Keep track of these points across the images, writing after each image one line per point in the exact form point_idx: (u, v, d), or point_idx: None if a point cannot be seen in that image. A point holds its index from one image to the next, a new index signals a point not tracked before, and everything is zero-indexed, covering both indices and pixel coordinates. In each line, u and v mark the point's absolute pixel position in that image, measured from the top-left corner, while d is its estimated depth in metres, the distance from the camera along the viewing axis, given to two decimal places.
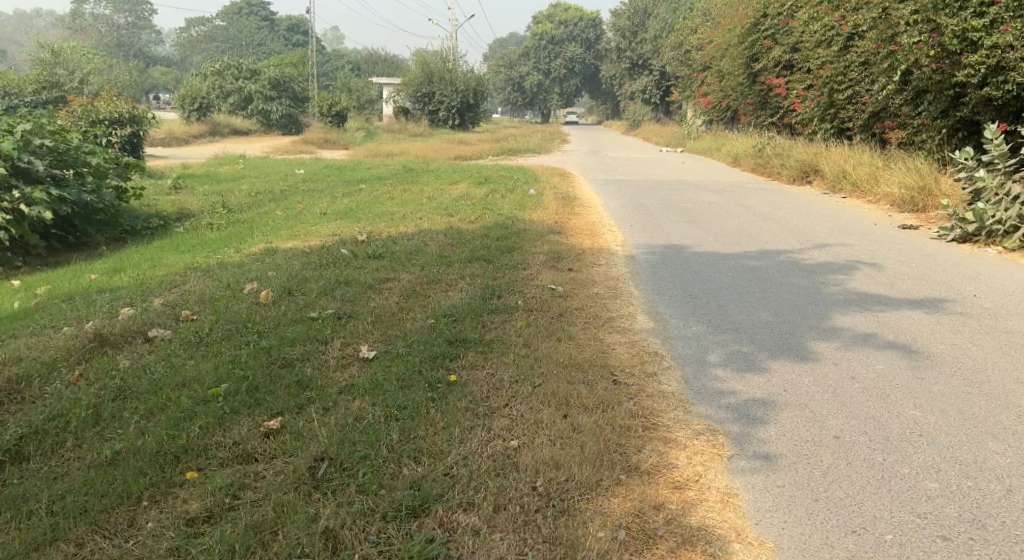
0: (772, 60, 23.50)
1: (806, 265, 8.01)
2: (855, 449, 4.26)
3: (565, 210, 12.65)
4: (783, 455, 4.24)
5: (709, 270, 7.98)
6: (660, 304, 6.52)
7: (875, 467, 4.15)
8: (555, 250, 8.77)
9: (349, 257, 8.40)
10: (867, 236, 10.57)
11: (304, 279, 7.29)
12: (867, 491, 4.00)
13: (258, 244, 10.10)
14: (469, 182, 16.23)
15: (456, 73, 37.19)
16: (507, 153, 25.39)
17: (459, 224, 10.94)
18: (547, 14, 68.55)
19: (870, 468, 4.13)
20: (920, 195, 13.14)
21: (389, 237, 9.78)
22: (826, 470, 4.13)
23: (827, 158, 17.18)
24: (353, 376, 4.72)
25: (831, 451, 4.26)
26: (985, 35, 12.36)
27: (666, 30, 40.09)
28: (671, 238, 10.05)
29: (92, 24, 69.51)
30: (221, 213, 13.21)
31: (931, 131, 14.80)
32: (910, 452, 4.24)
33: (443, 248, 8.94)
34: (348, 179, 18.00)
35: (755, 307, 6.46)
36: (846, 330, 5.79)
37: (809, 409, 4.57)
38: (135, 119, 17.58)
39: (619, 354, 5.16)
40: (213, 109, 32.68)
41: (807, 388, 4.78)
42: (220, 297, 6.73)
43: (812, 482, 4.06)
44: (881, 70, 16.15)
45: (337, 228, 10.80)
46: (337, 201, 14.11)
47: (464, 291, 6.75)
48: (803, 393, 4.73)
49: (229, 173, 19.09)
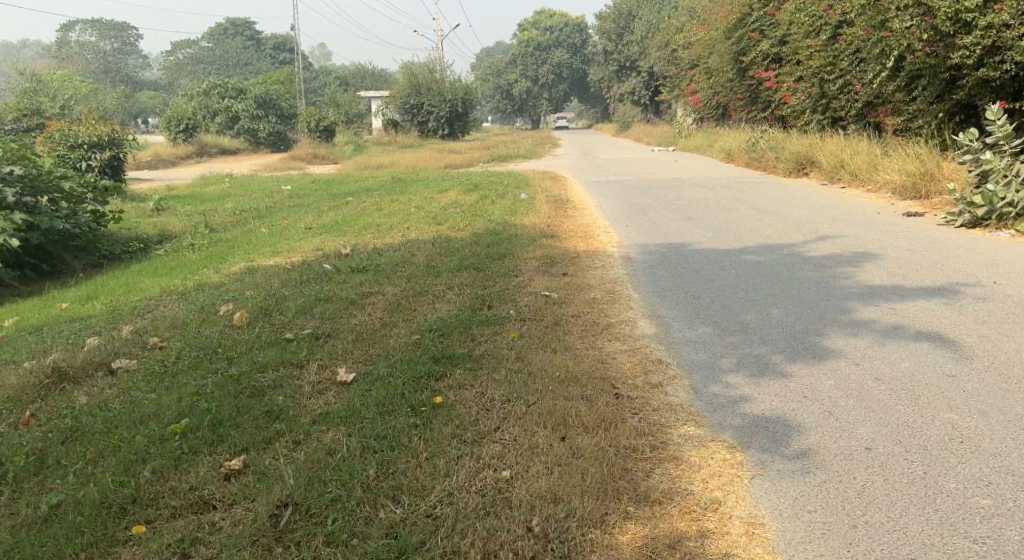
0: (760, 54, 23.17)
1: (812, 259, 7.59)
2: (891, 462, 3.85)
3: (558, 212, 12.26)
4: (813, 474, 3.82)
5: (711, 267, 7.58)
6: (663, 305, 6.12)
7: (917, 483, 3.73)
8: (548, 255, 8.36)
9: (332, 271, 8.00)
10: (871, 225, 10.18)
11: (283, 297, 6.89)
12: (911, 513, 3.58)
13: (239, 263, 9.68)
14: (458, 190, 15.85)
15: (443, 83, 36.84)
16: (497, 160, 25.00)
17: (447, 232, 10.55)
18: (533, 20, 68.24)
19: (911, 485, 3.72)
20: (922, 180, 12.73)
21: (375, 249, 9.37)
22: (862, 490, 3.72)
23: (823, 149, 16.80)
24: (328, 403, 4.30)
25: (864, 466, 3.84)
26: (979, 15, 11.98)
27: (652, 31, 39.74)
28: (669, 236, 9.65)
29: (78, 51, 69.20)
30: (203, 233, 12.80)
31: (928, 115, 14.45)
32: (954, 463, 3.83)
33: (431, 258, 8.55)
34: (335, 192, 17.61)
35: (762, 304, 6.05)
36: (863, 327, 5.36)
37: (834, 417, 4.16)
38: (115, 142, 17.15)
39: (621, 364, 4.75)
40: (199, 130, 31.84)
41: (828, 393, 4.36)
42: (192, 321, 6.33)
43: (847, 505, 3.65)
44: (872, 57, 15.79)
45: (322, 243, 10.38)
46: (322, 216, 13.71)
47: (452, 302, 6.33)
48: (825, 399, 4.31)
49: (215, 193, 18.68)
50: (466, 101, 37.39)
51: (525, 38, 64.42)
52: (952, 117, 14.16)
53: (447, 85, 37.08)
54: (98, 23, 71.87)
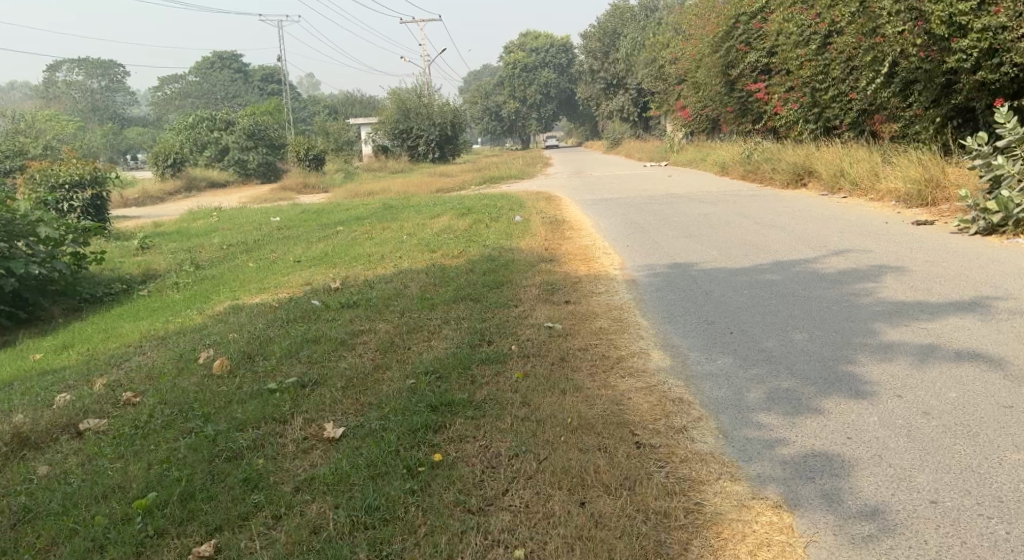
0: (749, 66, 22.93)
1: (826, 276, 7.17)
2: (963, 521, 3.42)
3: (555, 234, 11.86)
4: (876, 537, 3.39)
5: (722, 289, 7.16)
6: (677, 333, 5.70)
7: (998, 545, 3.30)
8: (548, 281, 7.93)
9: (321, 308, 7.55)
10: (881, 236, 9.78)
11: (269, 340, 6.45)
12: None
13: (224, 303, 9.23)
14: (451, 214, 15.44)
15: (432, 107, 36.57)
16: (490, 181, 24.63)
17: (441, 260, 10.12)
18: (518, 42, 68.22)
19: (992, 549, 3.29)
20: (927, 187, 12.36)
21: (367, 281, 8.93)
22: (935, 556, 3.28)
23: (821, 159, 16.44)
24: (313, 467, 3.85)
25: (934, 527, 3.41)
26: (974, 18, 11.67)
27: (637, 48, 39.57)
28: (673, 256, 9.23)
29: (65, 90, 68.98)
30: (188, 271, 12.38)
31: (926, 121, 14.13)
32: None
33: (425, 289, 8.12)
34: (326, 221, 17.18)
35: (783, 329, 5.61)
36: (896, 349, 4.91)
37: (887, 465, 3.73)
38: (97, 180, 16.69)
39: (637, 405, 4.30)
40: (187, 164, 31.74)
41: (875, 434, 3.94)
42: (168, 372, 5.87)
43: None
44: (864, 64, 15.51)
45: (312, 276, 9.94)
46: (311, 247, 13.28)
47: (449, 339, 5.88)
48: (874, 442, 3.88)
49: (203, 227, 18.25)
50: (455, 124, 37.13)
51: (511, 60, 64.34)
52: (950, 121, 13.85)
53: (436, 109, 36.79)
54: (85, 62, 71.66)
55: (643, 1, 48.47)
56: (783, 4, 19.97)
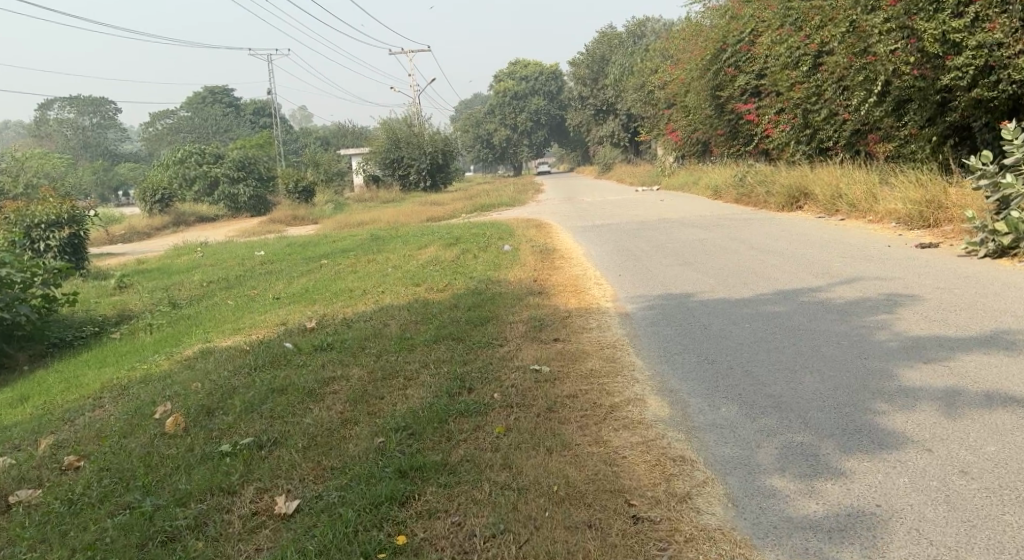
0: (738, 89, 22.66)
1: (833, 309, 6.77)
2: None
3: (544, 264, 11.41)
4: None
5: (722, 323, 6.69)
6: (677, 375, 5.23)
7: None
8: (536, 316, 7.44)
9: (292, 351, 7.03)
10: (886, 261, 9.35)
11: (232, 392, 5.93)
12: None
13: (195, 346, 8.72)
14: (438, 245, 14.99)
15: (423, 135, 36.23)
16: (481, 209, 24.18)
17: (425, 294, 9.66)
18: (508, 70, 68.12)
19: None
20: (928, 208, 11.95)
21: (344, 320, 8.42)
22: None
23: (816, 181, 16.04)
24: (258, 550, 3.62)
25: None
26: (968, 35, 11.36)
27: (626, 74, 39.36)
28: (668, 286, 8.77)
29: (56, 128, 68.58)
30: (164, 311, 11.88)
31: (920, 140, 13.76)
32: None
33: (405, 328, 7.63)
34: (310, 255, 16.70)
35: (790, 370, 5.14)
36: (919, 391, 4.46)
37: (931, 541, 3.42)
38: (74, 219, 16.13)
39: (632, 467, 3.94)
40: (176, 199, 30.80)
41: (910, 499, 3.63)
42: (113, 434, 5.31)
43: None
44: (856, 84, 15.18)
45: (288, 316, 9.43)
46: (293, 282, 12.79)
47: (427, 387, 5.36)
48: (913, 510, 3.57)
49: (186, 264, 17.72)
50: (446, 153, 36.81)
51: (502, 88, 64.20)
52: (946, 140, 13.48)
53: (427, 138, 36.44)
54: (76, 100, 71.21)
55: (631, 27, 48.39)
56: (770, 27, 19.77)
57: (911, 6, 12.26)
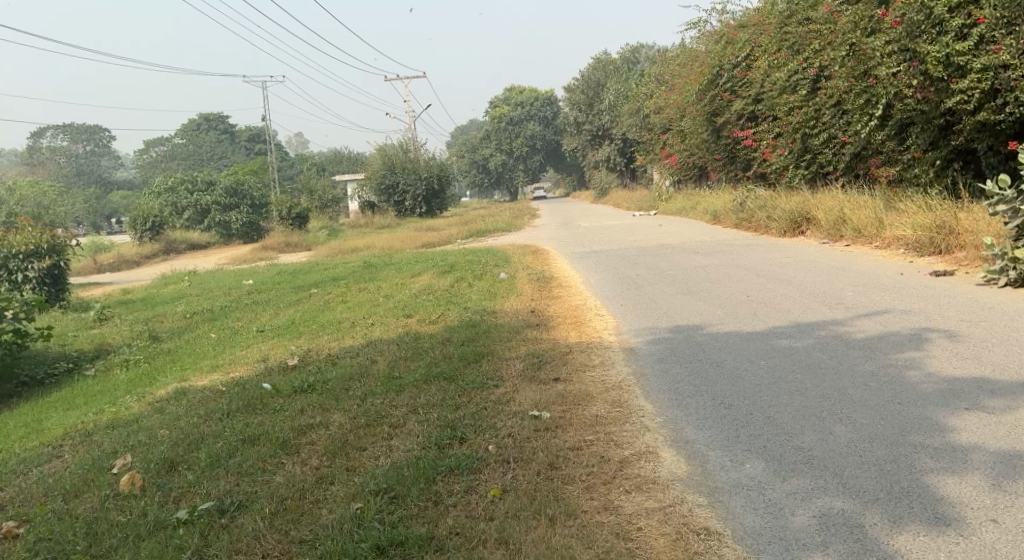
0: (735, 114, 22.31)
1: (855, 347, 6.35)
2: None
3: (541, 293, 10.89)
4: None
5: (736, 360, 6.16)
6: (688, 417, 4.79)
7: None
8: (535, 352, 6.90)
9: (269, 395, 6.46)
10: (903, 290, 8.88)
11: (197, 444, 5.36)
12: None
13: (169, 385, 8.18)
14: (432, 272, 14.47)
15: (418, 161, 35.84)
16: (475, 235, 23.70)
17: (416, 327, 9.12)
18: (504, 96, 67.94)
19: None
20: (941, 235, 11.41)
21: (329, 356, 7.86)
22: None
23: (820, 205, 15.57)
24: None
25: None
26: (973, 57, 11.09)
27: (621, 98, 39.07)
28: (674, 317, 8.25)
29: (50, 156, 68.16)
30: (144, 345, 11.35)
31: (923, 163, 13.31)
32: None
33: (393, 365, 7.08)
34: (299, 283, 16.16)
35: (816, 416, 4.64)
36: (971, 453, 4.05)
37: None
38: (55, 249, 15.62)
39: (649, 541, 3.66)
40: (166, 227, 30.30)
41: None
42: (51, 502, 4.68)
43: None
44: (855, 108, 14.76)
45: (270, 351, 8.87)
46: (280, 313, 12.26)
47: (410, 441, 4.72)
48: None
49: (171, 294, 17.20)
50: (442, 178, 36.40)
51: (497, 114, 63.99)
52: (950, 164, 13.09)
53: (422, 163, 36.05)
54: (71, 128, 71.01)
55: (625, 53, 48.24)
56: (767, 51, 19.52)
57: (913, 29, 12.02)
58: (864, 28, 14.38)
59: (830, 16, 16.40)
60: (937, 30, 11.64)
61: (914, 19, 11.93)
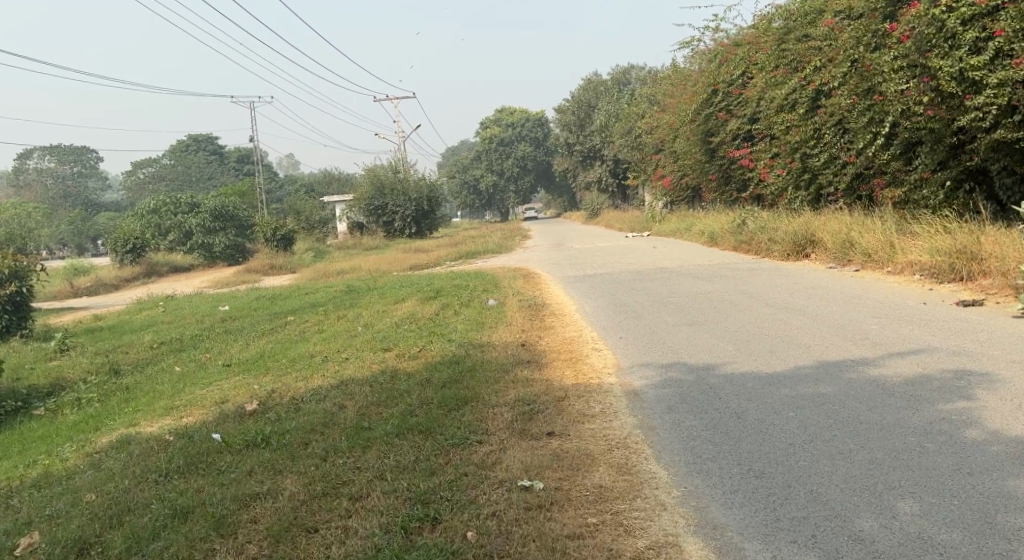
0: (729, 134, 21.58)
1: (894, 396, 5.56)
2: None
3: (532, 323, 10.03)
4: None
5: (759, 412, 5.34)
6: (703, 483, 4.21)
7: None
8: (525, 397, 6.03)
9: (216, 451, 5.57)
10: (933, 323, 8.10)
11: (120, 519, 4.54)
12: None
13: (116, 432, 7.28)
14: (416, 298, 13.62)
15: (408, 182, 35.05)
16: (465, 257, 22.80)
17: (395, 361, 8.24)
18: (494, 117, 67.19)
19: None
20: (960, 259, 10.65)
21: (293, 399, 6.94)
22: None
23: (825, 227, 14.76)
24: None
25: None
26: (989, 72, 10.38)
27: (613, 119, 38.32)
28: (682, 354, 7.42)
29: (38, 178, 67.14)
30: (104, 380, 10.43)
31: (931, 185, 12.48)
32: None
33: (364, 410, 6.21)
34: (276, 310, 15.26)
35: (861, 491, 4.02)
36: None
37: None
38: (17, 274, 14.57)
39: None
40: (148, 249, 29.07)
41: None
42: None
43: None
44: (859, 126, 13.96)
45: (231, 391, 7.94)
46: (252, 344, 11.35)
47: (366, 524, 4.06)
48: None
49: (143, 321, 16.25)
50: (432, 199, 35.58)
51: (488, 135, 63.19)
52: (961, 185, 12.30)
53: (412, 184, 35.23)
54: (56, 149, 69.87)
55: (616, 74, 47.66)
56: (764, 68, 18.83)
57: (923, 44, 11.34)
58: (867, 44, 13.70)
59: (832, 32, 15.80)
60: (949, 44, 10.92)
61: (925, 33, 11.23)
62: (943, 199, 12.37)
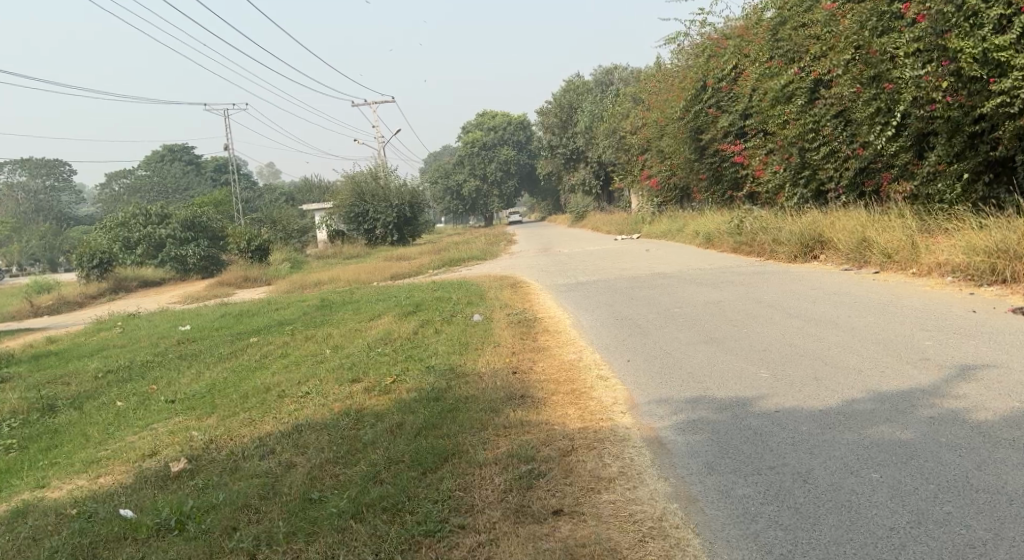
0: (720, 131, 20.30)
1: (1000, 445, 4.26)
2: None
3: (522, 344, 8.70)
4: None
5: (828, 473, 4.17)
6: None
7: None
8: (518, 452, 4.65)
9: (117, 539, 4.28)
10: (994, 337, 6.83)
11: None
12: None
13: (16, 498, 5.90)
14: (391, 315, 12.23)
15: (389, 187, 33.64)
16: (449, 265, 21.46)
17: (360, 397, 6.88)
18: (475, 121, 65.83)
19: None
20: (1000, 259, 9.42)
21: (232, 455, 5.58)
22: None
23: (834, 225, 13.48)
24: None
25: None
26: (1016, 54, 9.19)
27: (596, 119, 37.03)
28: (707, 384, 6.10)
29: (9, 193, 65.37)
30: (33, 420, 9.03)
31: (948, 178, 11.15)
32: None
33: (313, 473, 4.85)
34: (240, 330, 13.84)
35: None
36: None
37: None
38: None
39: None
40: (115, 264, 27.51)
41: None
42: None
43: None
44: (864, 115, 12.65)
45: (164, 439, 6.55)
46: (205, 373, 9.95)
47: None
48: None
49: (98, 344, 14.80)
50: (413, 205, 34.22)
51: (470, 139, 61.75)
52: (979, 177, 10.89)
53: (392, 189, 33.84)
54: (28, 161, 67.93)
55: (598, 75, 46.52)
56: (758, 59, 17.56)
57: (939, 23, 10.02)
58: (871, 27, 12.17)
59: (831, 18, 14.50)
60: (971, 23, 9.67)
61: (943, 13, 9.91)
62: (959, 194, 11.07)
